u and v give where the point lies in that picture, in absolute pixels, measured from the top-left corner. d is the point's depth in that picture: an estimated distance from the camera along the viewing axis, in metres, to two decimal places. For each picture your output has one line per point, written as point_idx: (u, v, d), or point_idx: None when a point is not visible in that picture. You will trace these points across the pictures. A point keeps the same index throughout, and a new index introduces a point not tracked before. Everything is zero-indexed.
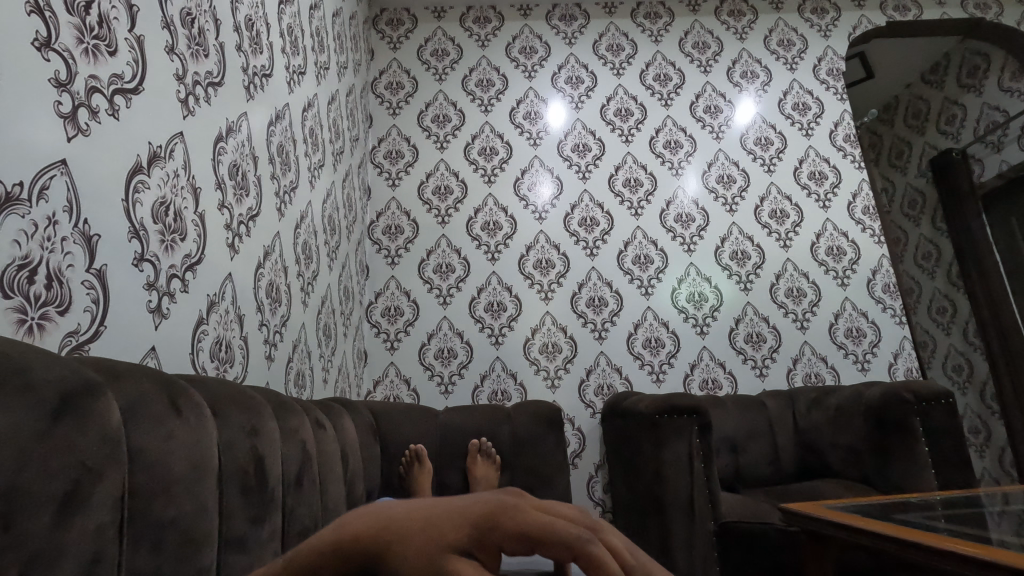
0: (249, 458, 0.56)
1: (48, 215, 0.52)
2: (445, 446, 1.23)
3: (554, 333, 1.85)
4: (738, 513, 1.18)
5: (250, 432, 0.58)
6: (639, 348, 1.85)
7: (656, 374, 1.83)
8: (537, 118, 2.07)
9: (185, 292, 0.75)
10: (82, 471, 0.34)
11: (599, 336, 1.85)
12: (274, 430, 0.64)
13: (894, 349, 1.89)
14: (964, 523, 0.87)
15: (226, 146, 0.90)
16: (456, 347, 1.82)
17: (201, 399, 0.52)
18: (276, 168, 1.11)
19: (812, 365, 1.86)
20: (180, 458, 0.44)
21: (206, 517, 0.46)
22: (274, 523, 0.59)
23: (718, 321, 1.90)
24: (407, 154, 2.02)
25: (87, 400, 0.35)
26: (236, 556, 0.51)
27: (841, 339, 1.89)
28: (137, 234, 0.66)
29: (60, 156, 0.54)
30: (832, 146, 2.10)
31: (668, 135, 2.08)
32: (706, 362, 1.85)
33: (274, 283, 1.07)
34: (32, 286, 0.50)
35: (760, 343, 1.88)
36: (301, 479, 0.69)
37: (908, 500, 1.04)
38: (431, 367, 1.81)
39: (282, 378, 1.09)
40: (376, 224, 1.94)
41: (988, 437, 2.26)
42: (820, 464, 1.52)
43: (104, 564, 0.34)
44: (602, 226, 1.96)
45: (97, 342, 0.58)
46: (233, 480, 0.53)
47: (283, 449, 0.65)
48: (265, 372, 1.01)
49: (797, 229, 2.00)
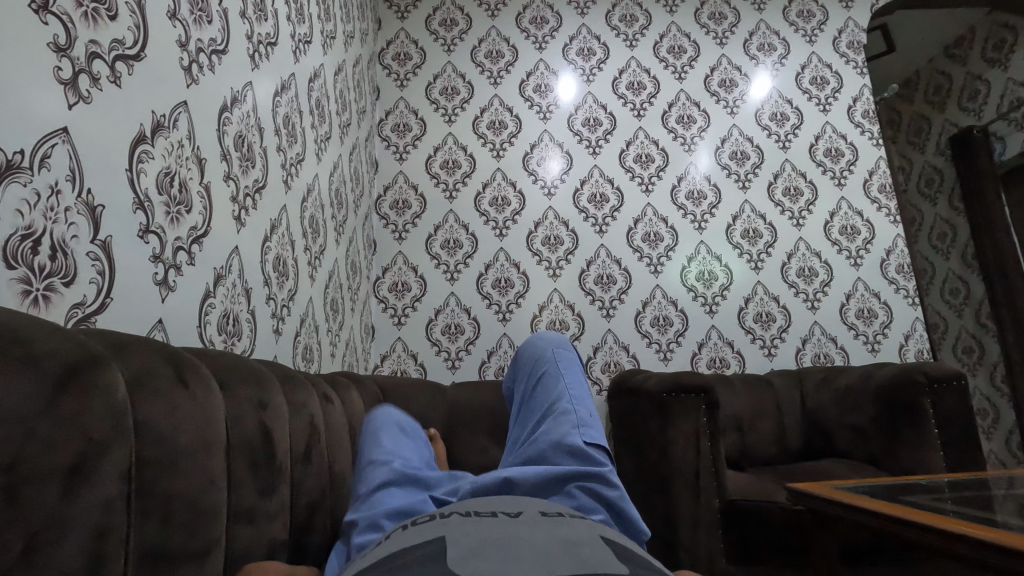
0: (257, 432, 0.56)
1: (51, 184, 0.51)
2: (452, 420, 1.23)
3: (562, 310, 1.84)
4: (744, 492, 1.19)
5: (258, 405, 0.58)
6: (648, 326, 1.84)
7: (663, 353, 1.82)
8: (547, 91, 2.03)
9: (191, 265, 0.75)
10: (90, 444, 0.33)
11: (608, 313, 1.84)
12: (282, 404, 0.64)
13: (905, 330, 1.87)
14: (972, 505, 0.87)
15: (231, 117, 0.88)
16: (464, 323, 1.82)
17: (208, 371, 0.51)
18: (282, 139, 1.10)
19: (822, 346, 1.85)
20: (187, 432, 0.43)
21: (214, 489, 0.46)
22: (280, 497, 0.59)
23: (727, 300, 1.88)
24: (415, 127, 1.99)
25: (93, 372, 0.35)
26: (246, 528, 0.52)
27: (852, 320, 1.87)
28: (143, 205, 0.65)
29: (61, 124, 0.53)
30: (850, 122, 2.04)
31: (681, 109, 2.03)
32: (714, 341, 1.84)
33: (282, 257, 1.07)
34: (37, 256, 0.49)
35: (769, 323, 1.86)
36: (310, 452, 0.69)
37: (916, 482, 1.04)
38: (439, 342, 1.81)
39: (289, 352, 1.09)
40: (384, 198, 1.92)
41: (996, 419, 2.26)
42: (826, 444, 1.52)
43: (113, 534, 0.34)
44: (612, 203, 1.93)
45: (104, 314, 0.57)
46: (242, 453, 0.53)
47: (291, 421, 0.66)
48: (273, 346, 1.01)
49: (810, 207, 1.96)
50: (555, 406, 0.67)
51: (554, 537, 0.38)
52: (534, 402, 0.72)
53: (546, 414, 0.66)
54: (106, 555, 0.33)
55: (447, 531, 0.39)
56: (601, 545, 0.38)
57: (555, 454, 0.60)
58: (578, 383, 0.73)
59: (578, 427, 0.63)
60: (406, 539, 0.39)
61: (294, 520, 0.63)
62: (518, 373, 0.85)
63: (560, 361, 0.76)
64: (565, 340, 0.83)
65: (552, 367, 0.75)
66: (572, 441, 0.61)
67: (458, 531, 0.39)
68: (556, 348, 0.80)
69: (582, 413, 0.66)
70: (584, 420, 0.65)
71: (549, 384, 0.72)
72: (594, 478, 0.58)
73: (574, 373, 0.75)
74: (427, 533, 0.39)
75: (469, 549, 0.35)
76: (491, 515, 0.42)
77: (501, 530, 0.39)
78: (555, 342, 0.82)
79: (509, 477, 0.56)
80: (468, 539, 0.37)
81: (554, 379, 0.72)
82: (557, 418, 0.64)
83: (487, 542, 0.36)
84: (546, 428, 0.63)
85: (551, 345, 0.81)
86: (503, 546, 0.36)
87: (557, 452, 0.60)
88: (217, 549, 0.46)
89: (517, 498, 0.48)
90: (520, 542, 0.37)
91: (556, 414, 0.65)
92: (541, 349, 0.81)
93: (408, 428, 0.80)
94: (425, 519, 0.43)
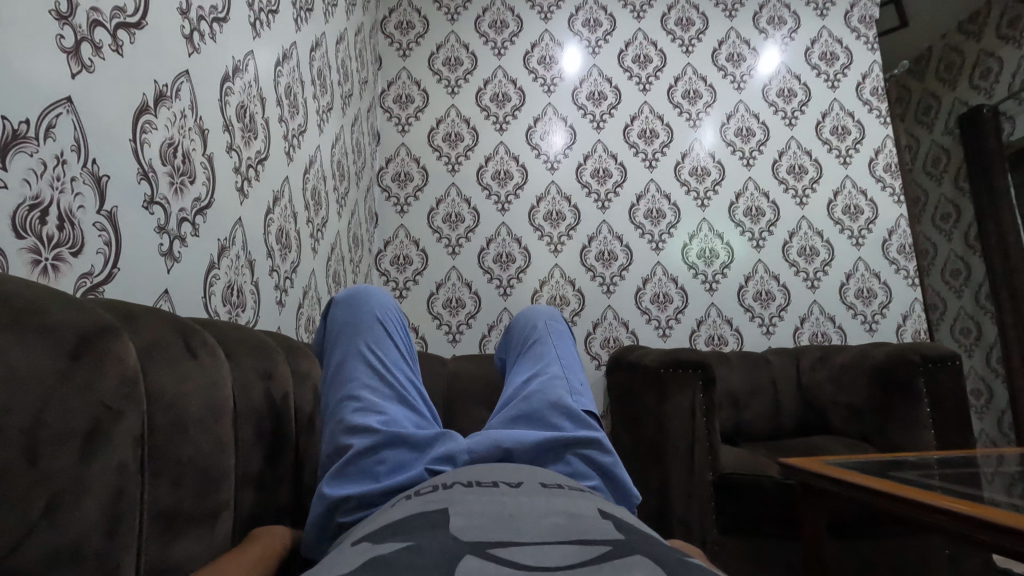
0: (263, 400, 0.57)
1: (56, 154, 0.51)
2: (453, 392, 1.26)
3: (562, 286, 1.85)
4: (737, 465, 1.21)
5: (263, 374, 0.59)
6: (648, 303, 1.85)
7: (662, 329, 1.84)
8: (552, 64, 2.00)
9: (196, 235, 0.75)
10: (104, 409, 0.34)
11: (608, 290, 1.85)
12: (287, 374, 0.65)
13: (904, 310, 1.88)
14: (958, 482, 0.89)
15: (233, 87, 0.87)
16: (465, 297, 1.83)
17: (214, 341, 0.53)
18: (284, 110, 1.09)
19: (820, 324, 1.86)
20: (196, 399, 0.45)
21: (222, 454, 0.48)
22: (285, 464, 0.61)
23: (727, 278, 1.88)
24: (418, 99, 1.97)
25: (106, 341, 0.36)
26: (252, 492, 0.54)
27: (851, 300, 1.88)
28: (147, 175, 0.65)
29: (64, 94, 0.52)
30: (858, 100, 2.02)
31: (688, 84, 2.01)
32: (713, 318, 1.86)
33: (284, 229, 1.07)
34: (45, 226, 0.50)
35: (769, 301, 1.87)
36: (314, 421, 0.71)
37: (905, 459, 1.06)
38: (440, 316, 1.82)
39: (292, 323, 1.10)
40: (386, 170, 1.92)
41: (990, 398, 2.29)
42: (820, 420, 1.55)
43: (128, 495, 0.36)
44: (615, 178, 1.92)
45: (112, 284, 0.58)
46: (249, 420, 0.54)
47: (296, 390, 0.67)
48: (277, 318, 1.03)
49: (814, 185, 1.95)
50: (547, 375, 0.68)
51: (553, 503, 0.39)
52: (525, 369, 0.73)
53: (537, 379, 0.67)
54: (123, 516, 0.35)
55: (450, 499, 0.40)
56: (595, 513, 0.39)
57: (553, 416, 0.61)
58: (567, 355, 0.74)
59: (569, 395, 0.65)
60: (408, 507, 0.40)
61: (299, 485, 0.65)
62: (511, 345, 0.86)
63: (550, 333, 0.78)
64: (557, 313, 0.85)
65: (543, 339, 0.76)
66: (565, 410, 0.62)
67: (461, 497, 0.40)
68: (547, 320, 0.81)
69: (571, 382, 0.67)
70: (573, 389, 0.66)
71: (541, 354, 0.73)
72: (590, 444, 0.59)
73: (562, 345, 0.76)
74: (428, 500, 0.40)
75: (468, 512, 0.36)
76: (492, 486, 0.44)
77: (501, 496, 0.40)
78: (546, 314, 0.83)
79: (509, 446, 0.56)
80: (469, 502, 0.38)
81: (546, 350, 0.74)
82: (548, 384, 0.65)
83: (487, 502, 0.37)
84: (539, 393, 0.64)
85: (541, 317, 0.82)
86: (501, 506, 0.37)
87: (555, 414, 0.61)
88: (225, 511, 0.48)
89: (514, 469, 0.49)
90: (518, 504, 0.38)
91: (548, 381, 0.66)
92: (533, 320, 0.81)
93: (391, 328, 0.71)
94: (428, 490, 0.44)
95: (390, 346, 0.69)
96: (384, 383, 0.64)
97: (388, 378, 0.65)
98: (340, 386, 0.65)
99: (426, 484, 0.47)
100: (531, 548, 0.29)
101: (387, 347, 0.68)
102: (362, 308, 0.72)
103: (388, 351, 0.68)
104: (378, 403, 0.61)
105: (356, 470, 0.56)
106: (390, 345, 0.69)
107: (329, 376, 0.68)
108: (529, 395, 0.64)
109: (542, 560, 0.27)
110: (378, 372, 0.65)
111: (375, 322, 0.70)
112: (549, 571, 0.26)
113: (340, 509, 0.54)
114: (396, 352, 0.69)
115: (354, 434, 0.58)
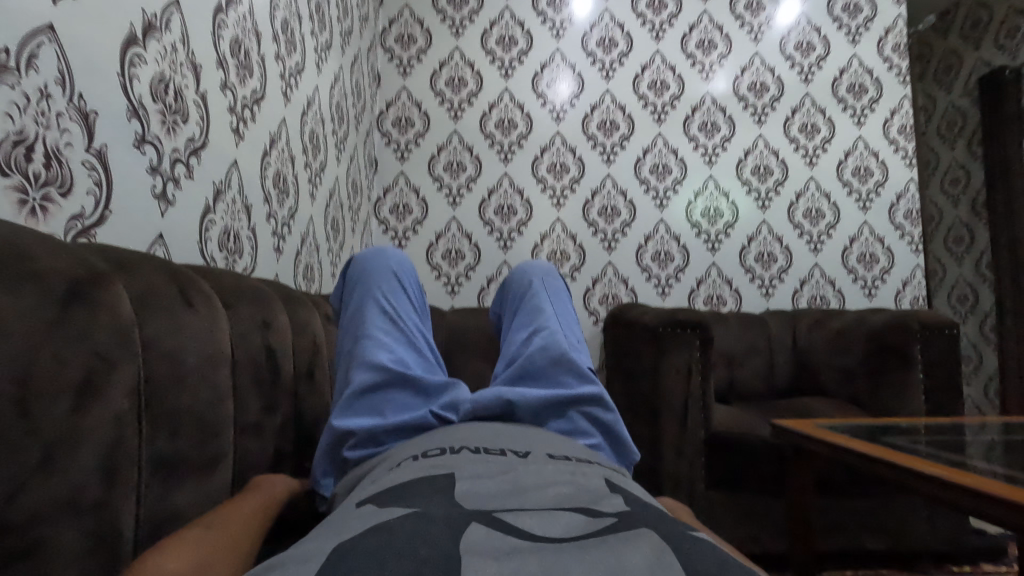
0: (261, 350, 0.57)
1: (40, 86, 0.49)
2: (452, 344, 1.26)
3: (564, 241, 1.83)
4: (729, 424, 1.24)
5: (261, 324, 0.58)
6: (648, 261, 1.83)
7: (662, 288, 1.83)
8: (561, 5, 1.90)
9: (190, 177, 0.73)
10: (97, 360, 0.33)
11: (610, 247, 1.83)
12: (285, 323, 0.64)
13: (905, 276, 1.87)
14: (944, 448, 0.91)
15: (226, 20, 0.82)
16: (465, 249, 1.82)
17: (211, 289, 0.51)
18: (281, 47, 1.03)
19: (819, 288, 1.86)
20: (192, 349, 0.44)
21: (221, 403, 0.47)
22: (285, 412, 0.61)
23: (731, 238, 1.87)
24: (420, 39, 1.88)
25: (96, 290, 0.35)
26: (252, 439, 0.54)
27: (853, 264, 1.87)
28: (137, 113, 0.62)
29: (47, 21, 0.49)
30: (879, 56, 1.94)
31: (703, 33, 1.92)
32: (713, 278, 1.85)
33: (282, 173, 1.04)
34: (31, 164, 0.48)
35: (770, 263, 1.86)
36: (313, 370, 0.71)
37: (894, 424, 1.08)
38: (439, 267, 1.81)
39: (290, 270, 1.09)
40: (386, 114, 1.85)
41: (979, 365, 2.33)
42: (812, 382, 1.57)
43: (125, 444, 0.35)
44: (622, 131, 1.87)
45: (104, 227, 0.57)
46: (247, 369, 0.54)
47: (294, 340, 0.67)
48: (274, 264, 1.01)
49: (826, 145, 1.90)
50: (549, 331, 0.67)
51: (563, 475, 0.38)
52: (522, 324, 0.71)
53: (538, 333, 0.66)
54: (119, 462, 0.35)
55: (457, 466, 0.39)
56: (605, 485, 0.38)
57: (556, 371, 0.61)
58: (566, 315, 0.73)
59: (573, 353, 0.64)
60: (414, 472, 0.39)
61: (299, 431, 0.66)
62: (505, 305, 0.84)
63: (546, 290, 0.76)
64: (553, 271, 0.83)
65: (539, 296, 0.75)
66: (570, 368, 0.61)
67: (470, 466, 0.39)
68: (544, 276, 0.80)
69: (573, 341, 0.67)
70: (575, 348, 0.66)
71: (538, 309, 0.72)
72: (592, 401, 0.59)
73: (560, 304, 0.75)
74: (434, 467, 0.39)
75: (477, 480, 0.35)
76: (499, 454, 0.42)
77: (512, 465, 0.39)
78: (542, 270, 0.81)
79: (513, 400, 0.55)
80: (476, 471, 0.37)
81: (543, 306, 0.72)
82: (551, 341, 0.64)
83: (497, 471, 0.36)
84: (541, 348, 0.63)
85: (537, 272, 0.81)
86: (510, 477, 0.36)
87: (558, 370, 0.61)
88: (226, 458, 0.48)
89: (523, 435, 0.48)
90: (528, 476, 0.37)
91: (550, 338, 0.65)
92: (527, 277, 0.80)
93: (405, 279, 0.72)
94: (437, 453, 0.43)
95: (404, 295, 0.70)
96: (395, 328, 0.65)
97: (399, 324, 0.66)
98: (353, 331, 0.67)
99: (431, 445, 0.46)
100: (542, 515, 0.28)
101: (401, 296, 0.70)
102: (379, 259, 0.74)
103: (401, 300, 0.69)
104: (387, 345, 0.62)
105: (362, 407, 0.57)
106: (405, 294, 0.70)
107: (344, 324, 0.70)
108: (533, 349, 0.63)
109: (550, 528, 0.27)
110: (389, 318, 0.66)
111: (393, 272, 0.72)
112: (556, 542, 0.25)
113: (344, 444, 0.55)
114: (410, 302, 0.70)
115: (361, 372, 0.59)
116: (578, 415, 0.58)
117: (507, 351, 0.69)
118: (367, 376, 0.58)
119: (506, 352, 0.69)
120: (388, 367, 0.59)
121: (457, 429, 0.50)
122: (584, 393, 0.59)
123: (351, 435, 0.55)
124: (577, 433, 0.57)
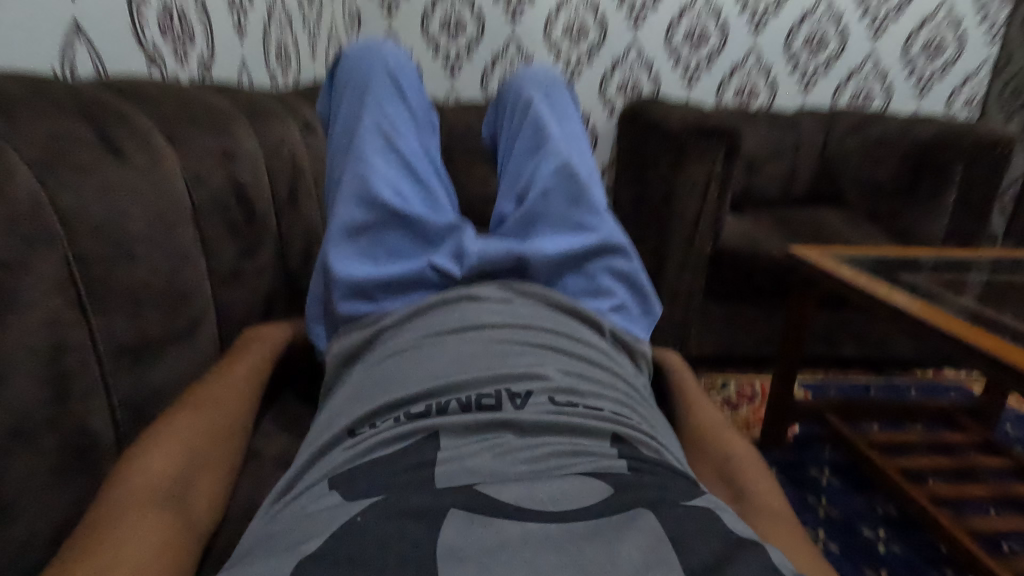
0: (228, 190, 0.49)
1: None
2: (452, 142, 1.15)
3: (584, 11, 1.49)
4: (738, 239, 1.21)
5: (224, 158, 0.49)
6: (679, 41, 1.54)
7: (689, 76, 1.57)
8: None
9: None
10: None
11: (636, 21, 1.50)
12: (255, 149, 0.55)
13: (970, 70, 1.63)
14: (957, 289, 0.88)
15: None
16: (466, 18, 1.48)
17: (148, 124, 0.42)
18: None
19: (867, 82, 1.61)
20: (133, 216, 0.37)
21: (186, 267, 0.42)
22: (269, 251, 0.55)
23: (782, 14, 1.53)
24: None
25: None
26: (232, 289, 0.49)
27: (915, 53, 1.60)
28: None
29: None
30: None
31: None
32: (749, 67, 1.57)
33: None
34: None
35: (819, 48, 1.57)
36: (297, 194, 0.63)
37: (912, 257, 1.02)
38: (436, 41, 1.49)
39: (259, 51, 0.92)
40: None
41: None
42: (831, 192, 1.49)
43: (69, 343, 0.32)
44: None
45: None
46: (214, 217, 0.47)
47: (269, 165, 0.58)
48: (238, 47, 0.84)
49: None
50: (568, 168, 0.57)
51: (569, 405, 0.39)
52: (531, 147, 0.61)
53: (555, 165, 0.57)
54: (63, 359, 0.32)
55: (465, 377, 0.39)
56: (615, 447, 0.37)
57: (574, 216, 0.55)
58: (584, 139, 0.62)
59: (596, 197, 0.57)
60: (422, 376, 0.40)
61: (290, 265, 0.61)
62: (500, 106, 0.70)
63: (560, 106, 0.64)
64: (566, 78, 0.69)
65: (552, 113, 0.62)
66: (594, 218, 0.55)
67: (476, 380, 0.39)
68: (546, 85, 0.67)
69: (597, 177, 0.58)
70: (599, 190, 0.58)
71: (553, 133, 0.61)
72: (612, 253, 0.54)
73: (578, 126, 0.63)
74: (442, 380, 0.39)
75: (467, 457, 0.34)
76: (487, 418, 0.36)
77: (519, 381, 0.39)
78: (543, 78, 0.68)
79: (526, 257, 0.50)
80: (472, 430, 0.36)
81: (556, 128, 0.61)
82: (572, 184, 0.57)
83: (499, 405, 0.37)
84: (554, 188, 0.56)
85: (538, 80, 0.67)
86: (514, 408, 0.37)
87: (576, 215, 0.55)
88: (206, 317, 0.45)
89: (524, 354, 0.42)
90: (531, 407, 0.38)
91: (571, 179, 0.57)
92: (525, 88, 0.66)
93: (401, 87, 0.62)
94: (419, 414, 0.37)
95: (403, 113, 0.60)
96: (394, 152, 0.57)
97: (398, 148, 0.57)
98: (343, 152, 0.58)
99: (412, 385, 0.40)
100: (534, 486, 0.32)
101: (400, 113, 0.59)
102: (362, 68, 0.62)
103: (388, 120, 0.58)
104: (384, 173, 0.54)
105: (358, 247, 0.52)
106: (404, 112, 0.60)
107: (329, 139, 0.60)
108: (549, 189, 0.55)
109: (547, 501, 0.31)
110: (385, 140, 0.57)
111: (391, 83, 0.61)
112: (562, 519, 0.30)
113: (338, 294, 0.49)
114: (410, 122, 0.60)
115: (353, 214, 0.52)
116: (602, 272, 0.53)
117: (515, 181, 0.60)
118: (361, 212, 0.52)
119: (513, 182, 0.60)
120: (383, 202, 0.52)
121: (478, 295, 0.48)
122: (609, 248, 0.54)
123: (345, 284, 0.49)
124: (599, 293, 0.52)
